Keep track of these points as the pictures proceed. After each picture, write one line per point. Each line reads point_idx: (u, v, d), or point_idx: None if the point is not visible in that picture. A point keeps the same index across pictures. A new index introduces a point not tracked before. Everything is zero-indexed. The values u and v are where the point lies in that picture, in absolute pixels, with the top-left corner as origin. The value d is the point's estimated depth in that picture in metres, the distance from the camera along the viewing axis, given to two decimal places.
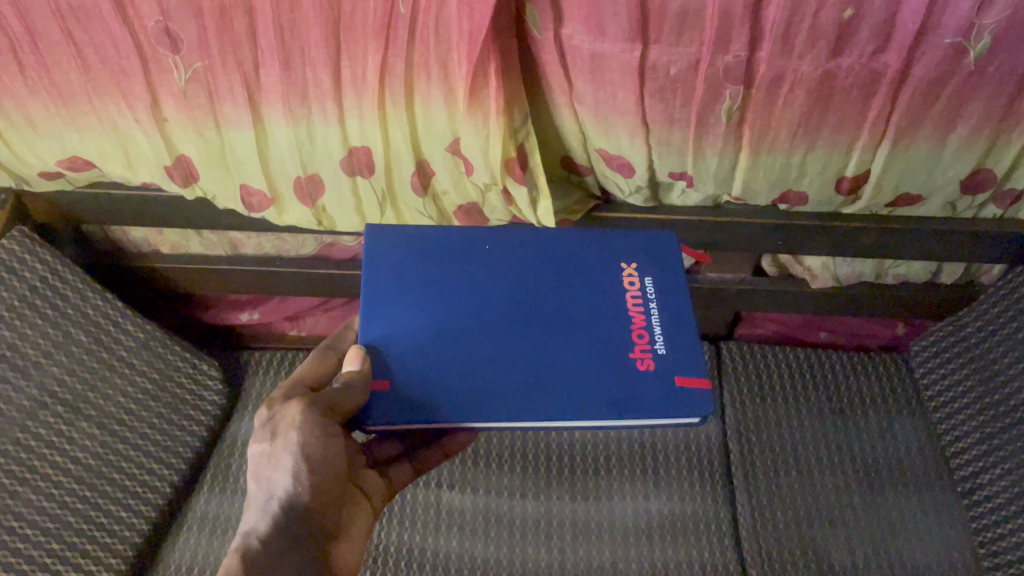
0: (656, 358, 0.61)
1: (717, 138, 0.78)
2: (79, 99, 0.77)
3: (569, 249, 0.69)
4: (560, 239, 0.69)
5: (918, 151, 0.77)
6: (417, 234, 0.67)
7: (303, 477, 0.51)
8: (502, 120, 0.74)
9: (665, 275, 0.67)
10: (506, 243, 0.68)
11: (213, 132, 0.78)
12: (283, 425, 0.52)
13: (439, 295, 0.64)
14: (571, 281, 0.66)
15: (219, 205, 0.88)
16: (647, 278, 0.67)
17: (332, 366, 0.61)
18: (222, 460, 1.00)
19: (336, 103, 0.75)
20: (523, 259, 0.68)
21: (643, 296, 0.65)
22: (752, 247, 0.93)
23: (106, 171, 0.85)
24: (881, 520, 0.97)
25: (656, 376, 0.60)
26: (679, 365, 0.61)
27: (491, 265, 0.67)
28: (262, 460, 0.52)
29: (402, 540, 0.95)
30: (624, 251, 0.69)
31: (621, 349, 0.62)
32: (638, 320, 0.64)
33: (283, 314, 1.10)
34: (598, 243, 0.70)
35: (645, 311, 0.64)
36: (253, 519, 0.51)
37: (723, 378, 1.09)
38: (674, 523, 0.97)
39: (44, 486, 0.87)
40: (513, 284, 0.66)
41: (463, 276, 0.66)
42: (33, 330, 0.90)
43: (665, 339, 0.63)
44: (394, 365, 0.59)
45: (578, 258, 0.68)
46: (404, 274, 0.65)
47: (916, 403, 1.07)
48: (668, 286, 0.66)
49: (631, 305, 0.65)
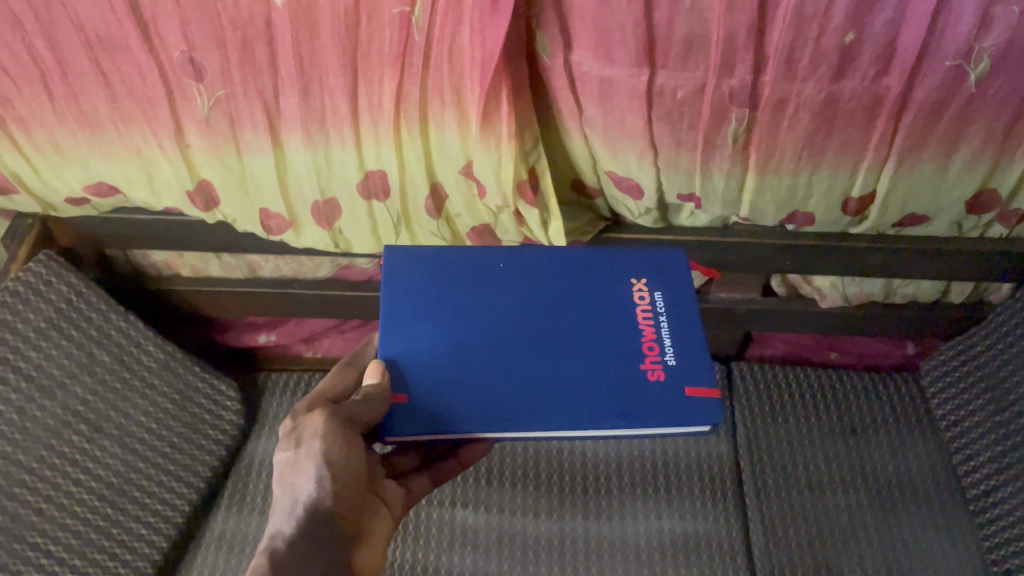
0: (667, 369, 0.63)
1: (724, 160, 0.80)
2: (106, 127, 0.80)
3: (582, 266, 0.70)
4: (574, 256, 0.71)
5: (922, 171, 0.79)
6: (432, 253, 0.69)
7: (327, 482, 0.52)
8: (514, 143, 0.76)
9: (674, 290, 0.68)
10: (520, 261, 0.70)
11: (235, 157, 0.81)
12: (308, 433, 0.54)
13: (454, 310, 0.66)
14: (583, 296, 0.68)
15: (239, 228, 0.90)
16: (657, 293, 0.68)
17: (352, 381, 0.63)
18: (238, 480, 1.02)
19: (353, 129, 0.78)
20: (537, 276, 0.69)
21: (653, 311, 0.67)
22: (762, 267, 0.94)
23: (130, 196, 0.87)
24: (893, 539, 0.97)
25: (667, 386, 0.61)
26: (689, 376, 0.62)
27: (504, 281, 0.68)
28: (286, 467, 0.54)
29: (417, 559, 0.96)
30: (635, 267, 0.70)
31: (633, 361, 0.63)
32: (648, 334, 0.65)
33: (300, 336, 1.12)
34: (610, 259, 0.71)
35: (656, 325, 0.66)
36: (278, 523, 0.52)
37: (734, 398, 1.10)
38: (687, 542, 0.97)
39: (67, 503, 0.89)
40: (526, 300, 0.67)
41: (477, 293, 0.67)
42: (58, 351, 0.93)
43: (675, 351, 0.64)
44: (411, 379, 0.61)
45: (591, 275, 0.69)
46: (420, 291, 0.66)
47: (927, 421, 1.07)
48: (678, 300, 0.67)
49: (641, 319, 0.66)
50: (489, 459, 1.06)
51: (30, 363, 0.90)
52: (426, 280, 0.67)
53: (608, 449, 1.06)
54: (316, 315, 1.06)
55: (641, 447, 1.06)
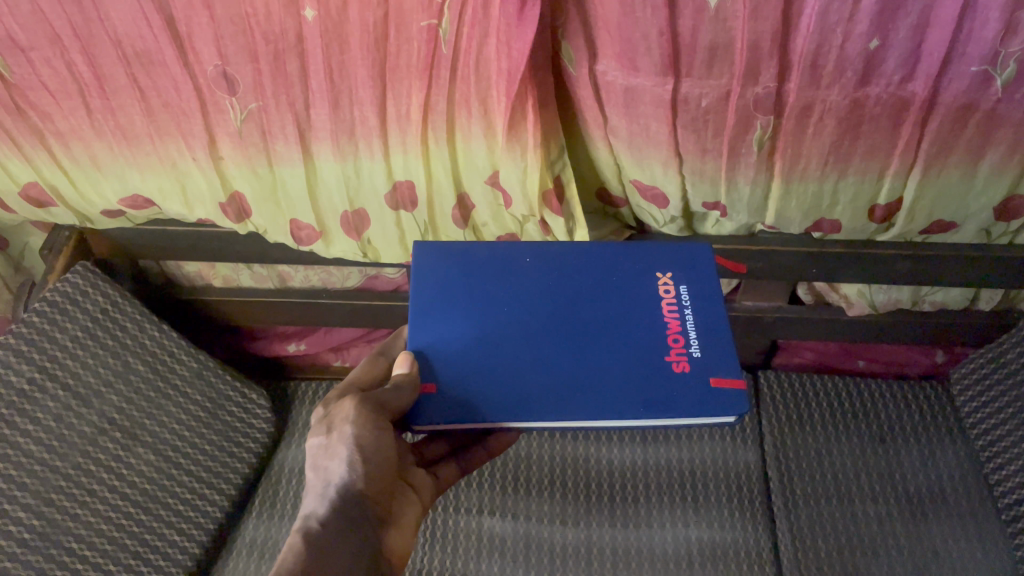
0: (692, 360, 0.63)
1: (749, 167, 0.80)
2: (142, 140, 0.82)
3: (608, 261, 0.70)
4: (600, 251, 0.71)
5: (950, 178, 0.79)
6: (461, 249, 0.71)
7: (358, 465, 0.55)
8: (540, 153, 0.76)
9: (699, 284, 0.68)
10: (546, 256, 0.71)
11: (266, 168, 0.83)
12: (339, 419, 0.57)
13: (481, 303, 0.67)
14: (611, 289, 0.68)
15: (269, 239, 0.92)
16: (682, 287, 0.68)
17: (382, 370, 0.65)
18: (270, 487, 1.04)
19: (382, 139, 0.79)
20: (564, 270, 0.70)
21: (678, 303, 0.67)
22: (789, 275, 0.94)
23: (164, 208, 0.89)
24: (925, 548, 0.96)
25: (691, 376, 0.62)
26: (715, 367, 0.62)
27: (531, 277, 0.69)
28: (319, 451, 0.57)
29: (444, 565, 0.97)
30: (661, 263, 0.70)
31: (657, 353, 0.64)
32: (674, 326, 0.65)
33: (328, 345, 1.14)
34: (636, 253, 0.71)
35: (681, 318, 0.66)
36: (311, 504, 0.55)
37: (762, 405, 1.09)
38: (714, 551, 0.97)
39: (103, 509, 0.90)
40: (553, 294, 0.68)
41: (504, 287, 0.68)
42: (95, 359, 0.94)
43: (701, 343, 0.64)
44: (439, 368, 0.62)
45: (617, 269, 0.70)
46: (447, 282, 0.68)
47: (958, 429, 1.06)
48: (703, 295, 0.67)
49: (666, 312, 0.66)
50: (516, 467, 1.06)
51: (66, 372, 0.92)
52: (453, 274, 0.69)
53: (634, 459, 1.06)
54: (345, 325, 1.07)
55: (668, 456, 1.06)
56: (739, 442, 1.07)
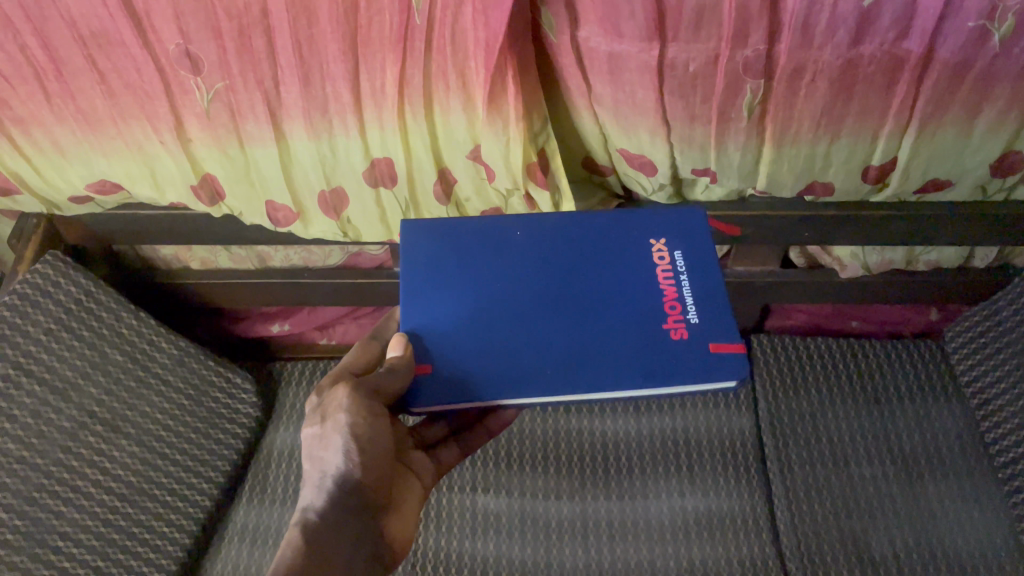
0: (690, 327, 0.61)
1: (739, 133, 0.77)
2: (105, 124, 0.78)
3: (601, 230, 0.68)
4: (591, 221, 0.68)
5: (945, 137, 0.76)
6: (450, 224, 0.68)
7: (354, 456, 0.52)
8: (522, 125, 0.73)
9: (694, 249, 0.66)
10: (539, 228, 0.68)
11: (237, 150, 0.79)
12: (332, 407, 0.54)
13: (474, 282, 0.64)
14: (604, 259, 0.66)
15: (245, 221, 0.89)
16: (677, 253, 0.66)
17: (374, 354, 0.63)
18: (258, 472, 1.00)
19: (356, 117, 0.76)
20: (556, 242, 0.67)
21: (674, 270, 0.65)
22: (784, 239, 0.92)
23: (134, 192, 0.86)
24: (920, 508, 0.96)
25: (691, 345, 0.60)
26: (713, 333, 0.61)
27: (523, 250, 0.66)
28: (313, 441, 0.54)
29: (440, 545, 0.95)
30: (654, 229, 0.68)
31: (655, 322, 0.62)
32: (670, 293, 0.63)
33: (313, 324, 1.11)
34: (628, 219, 0.69)
35: (677, 285, 0.64)
36: (309, 496, 0.53)
37: (755, 369, 1.08)
38: (710, 520, 0.96)
39: (87, 505, 0.88)
40: (545, 267, 0.65)
41: (496, 262, 0.66)
42: (71, 351, 0.91)
43: (699, 309, 0.62)
44: (433, 347, 0.60)
45: (611, 238, 0.67)
46: (436, 265, 0.65)
47: (953, 389, 1.06)
48: (698, 261, 0.65)
49: (662, 279, 0.64)
50: (509, 442, 1.04)
51: (42, 365, 0.89)
52: (443, 254, 0.66)
53: (628, 431, 1.05)
54: (332, 304, 1.05)
55: (662, 426, 1.05)
56: (734, 409, 1.05)
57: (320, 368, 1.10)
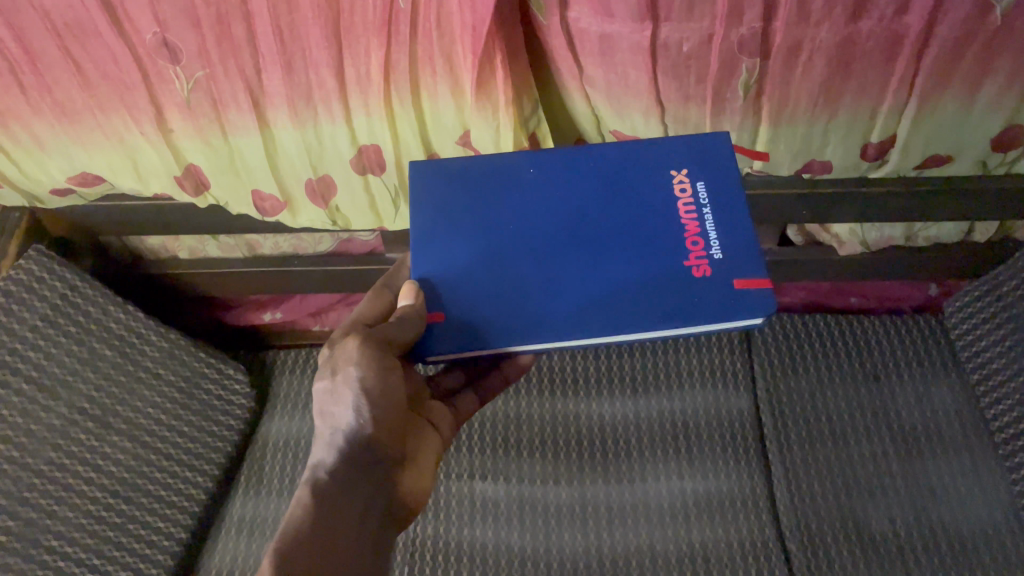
0: (714, 264, 0.58)
1: (735, 113, 0.75)
2: (84, 116, 0.76)
3: (617, 161, 0.64)
4: (605, 153, 0.64)
5: (945, 113, 0.75)
6: (457, 163, 0.65)
7: (365, 410, 0.51)
8: (511, 110, 0.72)
9: (717, 180, 0.62)
10: (551, 165, 0.64)
11: (221, 139, 0.77)
12: (343, 360, 0.52)
13: (489, 219, 0.62)
14: (620, 194, 0.62)
15: (233, 211, 0.87)
16: (699, 184, 0.62)
17: (387, 304, 0.61)
18: (254, 463, 0.99)
19: (342, 103, 0.74)
20: (569, 177, 0.64)
21: (695, 201, 0.61)
22: (781, 219, 0.90)
23: (116, 184, 0.84)
24: (920, 486, 0.96)
25: (713, 282, 0.58)
26: (737, 268, 0.58)
27: (535, 186, 0.64)
28: (324, 396, 0.52)
29: (439, 533, 0.95)
30: (675, 156, 0.63)
31: (675, 258, 0.59)
32: (692, 228, 0.60)
33: (305, 311, 1.09)
34: (646, 147, 0.64)
35: (699, 218, 0.60)
36: (320, 453, 0.52)
37: (753, 350, 1.07)
38: (709, 502, 0.95)
39: (81, 502, 0.87)
40: (558, 203, 0.63)
41: (506, 200, 0.63)
42: (59, 348, 0.90)
43: (722, 243, 0.59)
44: (444, 295, 0.59)
45: (627, 171, 0.63)
46: (449, 203, 0.63)
47: (952, 364, 1.05)
48: (723, 189, 0.61)
49: (683, 212, 0.61)
50: (507, 428, 1.03)
51: (29, 364, 0.88)
52: (456, 190, 0.63)
53: (624, 415, 1.03)
54: (324, 291, 1.04)
55: (659, 409, 1.03)
56: (732, 390, 1.04)
57: (314, 355, 1.09)
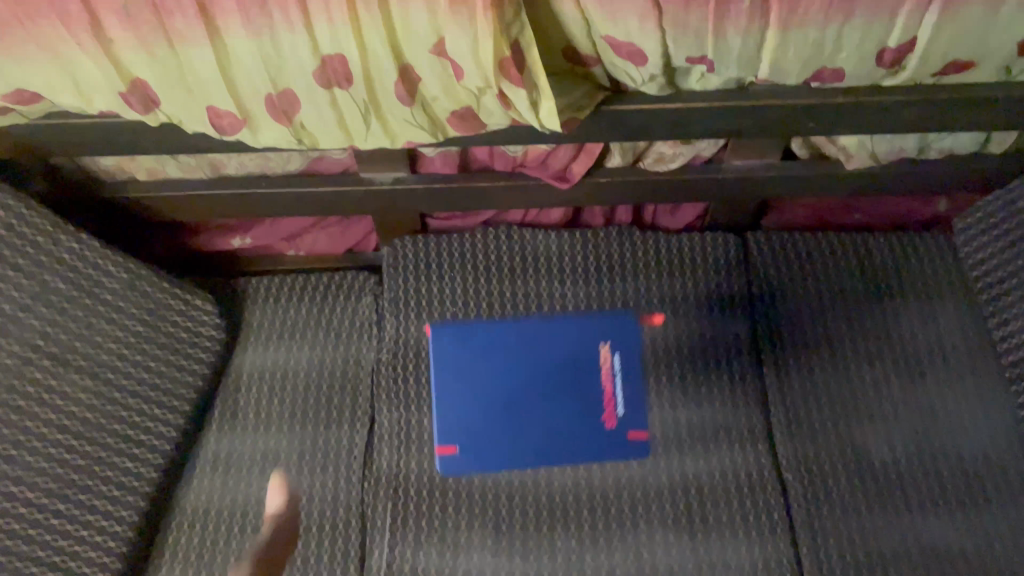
0: (617, 417, 0.78)
1: (740, 16, 0.68)
2: (12, 26, 0.68)
3: (537, 348, 0.77)
4: (540, 338, 0.77)
5: (972, 13, 0.67)
6: (468, 325, 0.76)
7: None
8: (491, 13, 0.65)
9: (627, 353, 0.77)
10: (483, 338, 0.77)
11: (166, 50, 0.69)
12: None
13: (467, 363, 0.76)
14: (538, 338, 0.77)
15: (187, 129, 0.79)
16: (615, 356, 0.77)
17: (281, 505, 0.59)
18: (228, 396, 0.95)
19: (300, 9, 0.66)
20: (501, 363, 0.77)
21: (610, 369, 0.77)
22: (785, 131, 0.83)
23: (56, 101, 0.76)
24: (922, 411, 0.92)
25: (613, 434, 0.78)
26: (631, 420, 0.78)
27: (509, 349, 0.77)
28: None
29: (424, 470, 0.90)
30: (593, 335, 0.77)
31: (589, 411, 0.77)
32: (604, 388, 0.77)
33: (276, 235, 1.03)
34: (545, 326, 0.78)
35: (613, 381, 0.77)
36: None
37: (751, 268, 1.00)
38: (705, 432, 0.92)
39: (40, 448, 0.81)
40: (504, 371, 0.77)
41: (461, 393, 0.76)
42: (5, 281, 0.80)
43: (625, 403, 0.77)
44: None
45: (528, 353, 0.77)
46: (462, 365, 0.76)
47: (961, 283, 0.99)
48: (633, 357, 0.77)
49: (598, 368, 0.77)
50: None
51: None
52: (462, 361, 0.76)
53: None
54: (296, 214, 0.97)
55: (655, 336, 0.96)
56: (730, 315, 0.98)
57: (286, 283, 1.02)
